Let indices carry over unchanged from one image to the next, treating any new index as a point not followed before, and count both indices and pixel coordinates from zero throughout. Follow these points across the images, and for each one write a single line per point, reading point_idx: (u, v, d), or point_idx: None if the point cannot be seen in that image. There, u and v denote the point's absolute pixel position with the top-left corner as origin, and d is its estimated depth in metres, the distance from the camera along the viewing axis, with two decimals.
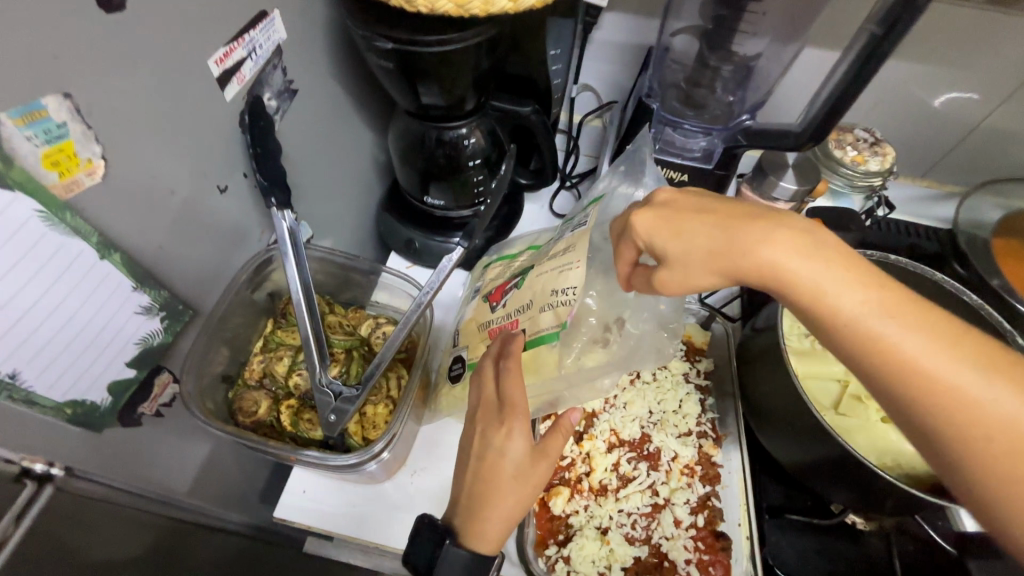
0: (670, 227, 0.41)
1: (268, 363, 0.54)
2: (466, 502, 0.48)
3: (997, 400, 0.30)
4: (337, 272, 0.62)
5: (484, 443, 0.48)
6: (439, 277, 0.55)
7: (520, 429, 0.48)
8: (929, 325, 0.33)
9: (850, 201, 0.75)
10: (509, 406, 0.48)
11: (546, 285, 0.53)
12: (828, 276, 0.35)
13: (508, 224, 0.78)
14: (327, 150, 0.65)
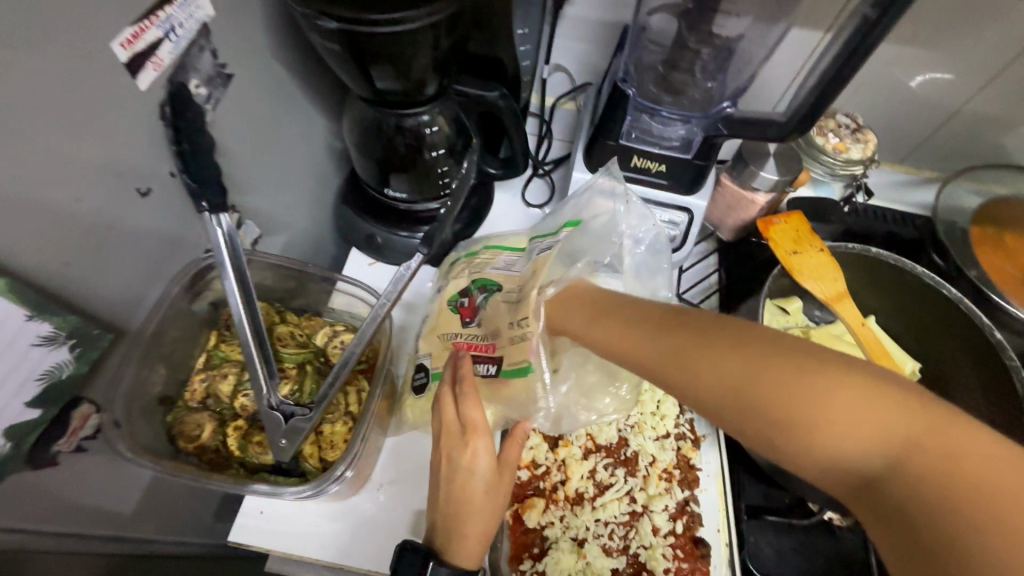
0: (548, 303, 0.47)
1: (210, 382, 0.49)
2: (440, 527, 0.46)
3: (788, 383, 0.30)
4: (287, 277, 0.56)
5: (450, 465, 0.47)
6: (396, 287, 0.50)
7: (485, 446, 0.47)
8: (726, 343, 0.34)
9: (830, 190, 0.72)
10: (470, 426, 0.47)
11: (508, 314, 0.51)
12: (637, 333, 0.38)
13: (478, 215, 0.73)
14: (273, 140, 0.59)
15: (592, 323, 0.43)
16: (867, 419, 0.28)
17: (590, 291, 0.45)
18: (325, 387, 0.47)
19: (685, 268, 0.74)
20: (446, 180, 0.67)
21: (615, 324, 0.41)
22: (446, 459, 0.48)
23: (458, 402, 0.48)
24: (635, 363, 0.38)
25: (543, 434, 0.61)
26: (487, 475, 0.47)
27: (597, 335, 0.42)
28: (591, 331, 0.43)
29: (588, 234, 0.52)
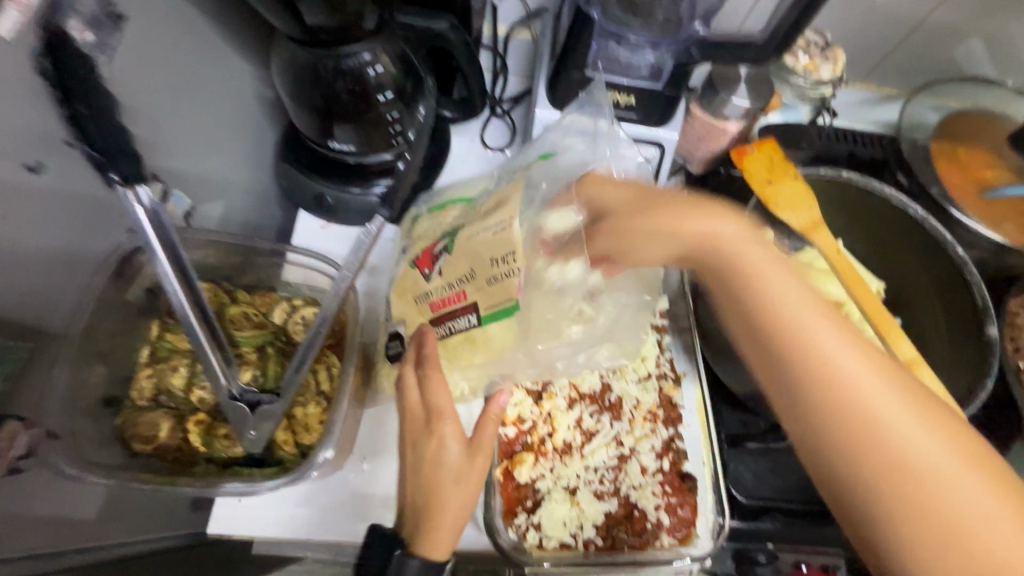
0: (702, 258, 0.46)
1: (160, 377, 0.44)
2: (413, 510, 0.48)
3: (958, 471, 0.37)
4: (229, 251, 0.50)
5: (417, 448, 0.49)
6: (357, 255, 0.44)
7: (450, 429, 0.49)
8: (936, 408, 0.40)
9: (797, 113, 0.70)
10: (436, 411, 0.49)
11: (484, 250, 0.46)
12: (787, 286, 0.43)
13: (437, 164, 0.68)
14: (188, 93, 0.51)
15: (776, 285, 0.43)
16: (1006, 542, 0.36)
17: (687, 211, 0.46)
18: (292, 369, 0.43)
19: None
20: (397, 130, 0.59)
21: (762, 266, 0.44)
22: (411, 446, 0.50)
23: (422, 386, 0.49)
24: (762, 312, 0.43)
25: (526, 390, 0.59)
26: (458, 459, 0.49)
27: (750, 274, 0.44)
28: (747, 261, 0.44)
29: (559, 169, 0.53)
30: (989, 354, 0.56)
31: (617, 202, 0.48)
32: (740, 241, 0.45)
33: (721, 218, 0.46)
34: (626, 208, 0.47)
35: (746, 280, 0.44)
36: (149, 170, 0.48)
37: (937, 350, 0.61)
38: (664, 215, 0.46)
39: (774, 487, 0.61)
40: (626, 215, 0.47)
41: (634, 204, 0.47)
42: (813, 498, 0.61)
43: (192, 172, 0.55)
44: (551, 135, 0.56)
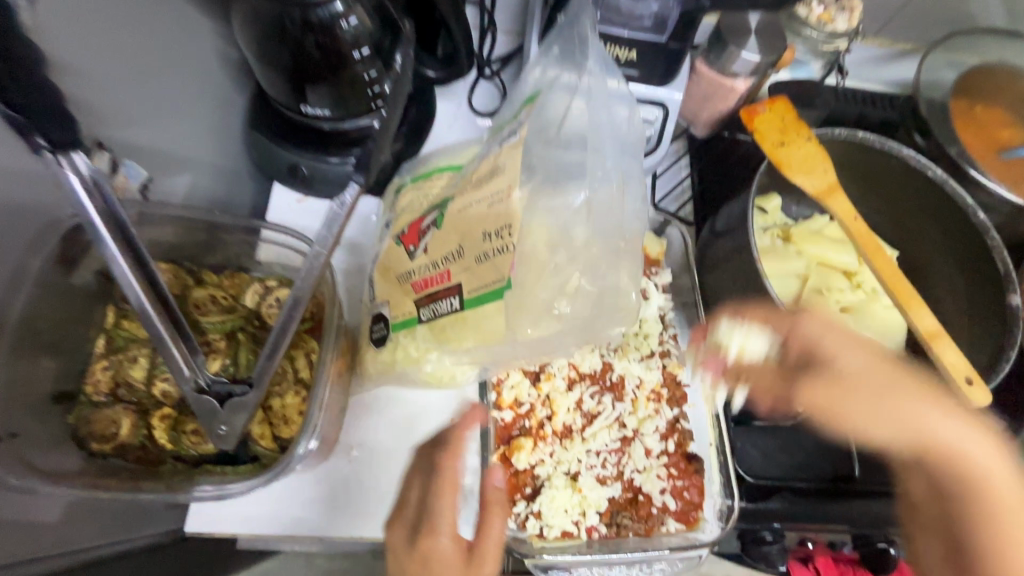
0: (871, 395, 0.45)
1: (117, 369, 0.39)
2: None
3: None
4: (188, 229, 0.45)
5: (401, 565, 0.42)
6: (330, 232, 0.38)
7: (439, 543, 0.42)
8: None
9: (809, 70, 0.66)
10: (432, 518, 0.42)
11: (475, 223, 0.40)
12: (923, 402, 0.44)
13: (422, 131, 0.62)
14: (128, 49, 0.45)
15: (932, 416, 0.44)
16: None
17: (823, 342, 0.47)
18: (263, 360, 0.38)
19: (658, 173, 0.67)
20: (376, 92, 0.54)
21: (881, 365, 0.46)
22: (392, 557, 0.43)
23: (429, 479, 0.45)
24: (885, 423, 0.45)
25: (523, 371, 0.56)
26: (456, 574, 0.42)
27: (857, 379, 0.46)
28: (907, 388, 0.45)
29: (546, 109, 0.41)
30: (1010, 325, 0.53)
31: (776, 322, 0.50)
32: (857, 344, 0.47)
33: (841, 331, 0.48)
34: (792, 327, 0.49)
35: (927, 446, 0.44)
36: (90, 138, 0.42)
37: (953, 320, 0.59)
38: (822, 331, 0.48)
39: (782, 465, 0.59)
40: (821, 332, 0.48)
41: (816, 322, 0.48)
42: (821, 475, 0.59)
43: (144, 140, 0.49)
44: (535, 73, 0.45)
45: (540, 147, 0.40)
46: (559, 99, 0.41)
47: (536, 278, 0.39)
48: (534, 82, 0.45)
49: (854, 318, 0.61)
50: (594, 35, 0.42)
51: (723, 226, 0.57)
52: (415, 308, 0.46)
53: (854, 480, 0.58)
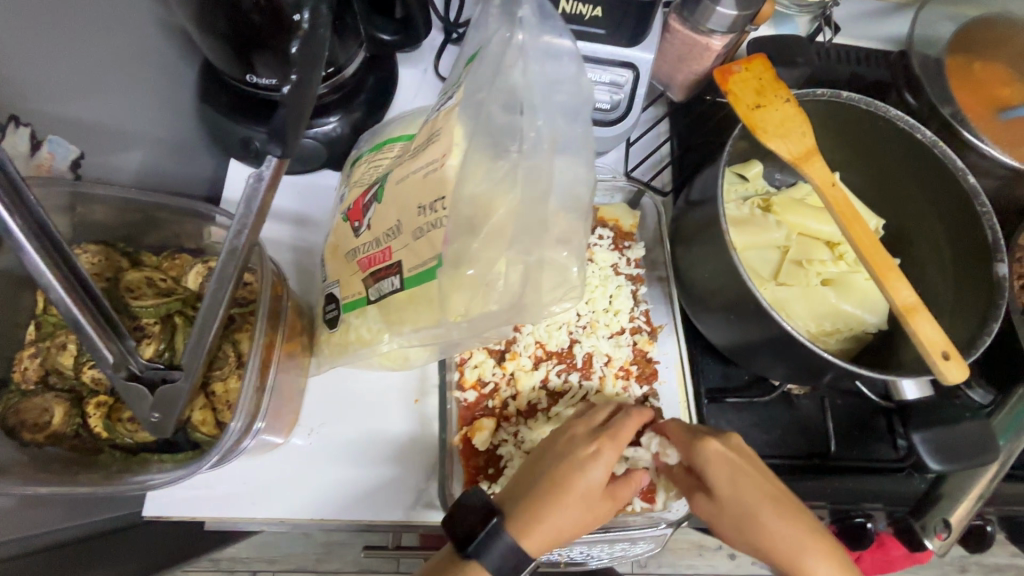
0: (732, 509, 0.47)
1: (45, 357, 0.38)
2: (521, 490, 0.45)
3: None
4: (122, 209, 0.43)
5: (567, 449, 0.46)
6: (251, 209, 0.33)
7: (608, 451, 0.46)
8: None
9: (794, 25, 0.64)
10: (613, 433, 0.47)
11: (411, 196, 0.37)
12: (787, 523, 0.46)
13: (384, 102, 0.59)
14: (37, 17, 0.42)
15: (779, 533, 0.46)
16: None
17: (716, 471, 0.47)
18: (194, 346, 0.35)
19: (632, 139, 0.64)
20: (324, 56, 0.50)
21: (773, 496, 0.47)
22: (564, 439, 0.47)
23: (618, 414, 0.49)
24: (780, 547, 0.46)
25: (487, 349, 0.54)
26: (599, 481, 0.45)
27: (747, 501, 0.46)
28: (747, 506, 0.46)
29: (484, 64, 0.37)
30: (998, 295, 0.49)
31: (680, 438, 0.49)
32: (754, 476, 0.47)
33: (744, 465, 0.47)
34: (691, 452, 0.48)
35: (768, 545, 0.46)
36: (4, 114, 0.41)
37: (943, 291, 0.56)
38: (713, 456, 0.47)
39: (755, 441, 0.58)
40: (724, 468, 0.47)
41: (712, 451, 0.47)
42: (796, 452, 0.58)
43: (68, 112, 0.47)
44: (478, 29, 0.40)
45: (473, 110, 0.36)
46: (496, 50, 0.36)
47: (472, 255, 0.34)
48: (478, 38, 0.40)
49: (835, 291, 0.59)
50: None
51: (695, 197, 0.54)
52: (363, 287, 0.44)
53: (829, 456, 0.58)
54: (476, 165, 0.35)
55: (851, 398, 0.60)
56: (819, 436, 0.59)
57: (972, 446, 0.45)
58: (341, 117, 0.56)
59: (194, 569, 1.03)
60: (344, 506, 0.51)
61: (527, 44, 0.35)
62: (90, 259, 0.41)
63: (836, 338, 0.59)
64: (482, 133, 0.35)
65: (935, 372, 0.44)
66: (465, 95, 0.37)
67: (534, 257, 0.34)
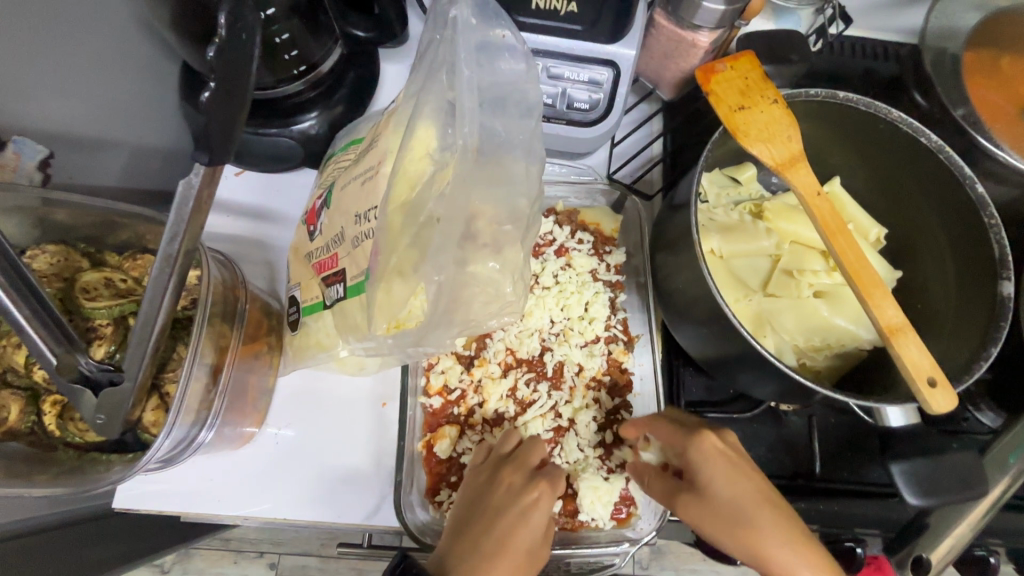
0: (723, 505, 0.45)
1: (3, 353, 0.41)
2: (466, 548, 0.45)
3: None
4: (81, 212, 0.43)
5: (506, 501, 0.46)
6: (183, 216, 0.33)
7: (545, 493, 0.46)
8: None
9: (797, 19, 0.61)
10: (549, 477, 0.47)
11: (354, 205, 0.39)
12: (779, 523, 0.44)
13: (365, 97, 0.58)
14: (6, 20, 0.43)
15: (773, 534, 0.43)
16: None
17: (711, 462, 0.45)
18: (136, 351, 0.36)
19: (618, 139, 0.61)
20: (295, 53, 0.48)
21: (766, 499, 0.45)
22: (498, 486, 0.46)
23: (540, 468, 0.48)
24: (769, 558, 0.43)
25: (455, 355, 0.53)
26: (537, 529, 0.46)
27: (739, 498, 0.44)
28: (743, 503, 0.44)
29: (423, 71, 0.38)
30: (1000, 317, 0.45)
31: (670, 437, 0.47)
32: (749, 473, 0.45)
33: (740, 464, 0.45)
34: (687, 450, 0.45)
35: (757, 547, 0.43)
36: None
37: (940, 306, 0.53)
38: (709, 446, 0.45)
39: None
40: (724, 469, 0.45)
41: (713, 449, 0.45)
42: (781, 472, 0.55)
43: (41, 113, 0.48)
44: (425, 33, 0.40)
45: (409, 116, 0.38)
46: (435, 56, 0.38)
47: (403, 273, 0.37)
48: (423, 41, 0.40)
49: (827, 304, 0.55)
50: None
51: (678, 200, 0.50)
52: (319, 292, 0.43)
53: (814, 477, 0.54)
54: (412, 167, 0.36)
55: (844, 416, 0.57)
56: (806, 456, 0.55)
57: (956, 478, 0.43)
58: (320, 113, 0.54)
59: (205, 548, 1.07)
60: (302, 508, 0.50)
61: (461, 49, 0.36)
62: (47, 260, 0.43)
63: (825, 354, 0.55)
64: (409, 138, 0.36)
65: (919, 400, 0.41)
66: (404, 101, 0.39)
67: (449, 272, 0.36)
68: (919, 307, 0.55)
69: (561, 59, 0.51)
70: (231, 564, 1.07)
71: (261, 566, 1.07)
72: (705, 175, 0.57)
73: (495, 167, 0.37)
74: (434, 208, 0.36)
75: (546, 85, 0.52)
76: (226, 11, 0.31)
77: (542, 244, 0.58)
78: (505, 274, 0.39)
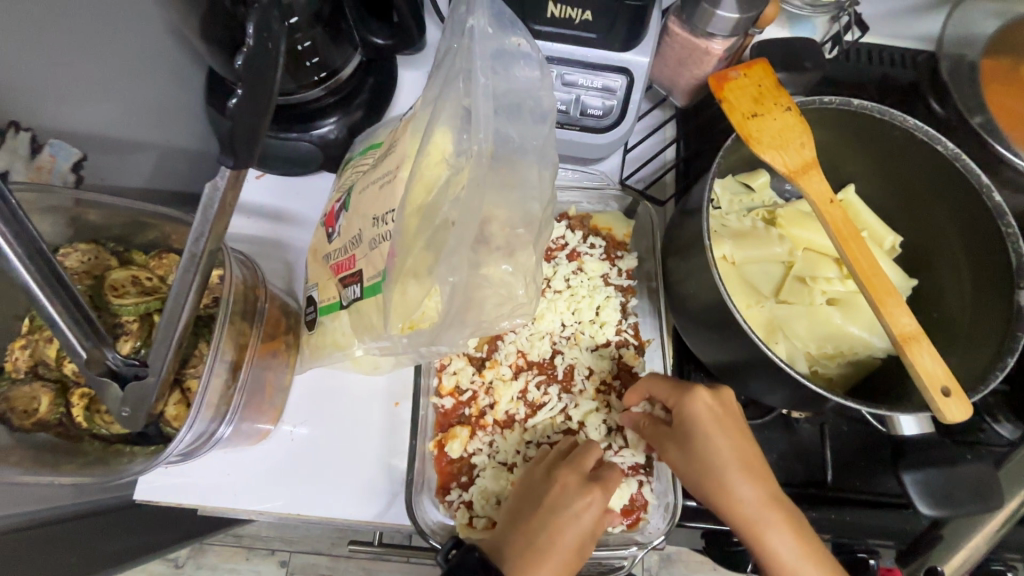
0: (700, 454, 0.47)
1: (35, 347, 0.43)
2: (518, 539, 0.47)
3: None
4: (112, 214, 0.45)
5: (559, 501, 0.47)
6: (208, 218, 0.34)
7: (598, 496, 0.47)
8: None
9: (812, 26, 0.62)
10: (605, 481, 0.48)
11: (371, 208, 0.40)
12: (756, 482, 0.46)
13: (383, 103, 0.59)
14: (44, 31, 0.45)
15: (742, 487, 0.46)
16: None
17: (697, 418, 0.47)
18: (161, 347, 0.37)
19: (631, 145, 0.62)
20: (316, 61, 0.50)
21: (748, 459, 0.47)
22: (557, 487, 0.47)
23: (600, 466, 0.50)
24: (750, 514, 0.45)
25: (468, 356, 0.54)
26: (587, 526, 0.47)
27: (720, 451, 0.47)
28: (722, 455, 0.46)
29: (439, 78, 0.39)
30: (1017, 327, 0.45)
31: (665, 393, 0.49)
32: (735, 433, 0.47)
33: (729, 425, 0.47)
34: (679, 405, 0.48)
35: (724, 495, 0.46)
36: (5, 120, 0.44)
37: (956, 315, 0.52)
38: (696, 399, 0.47)
39: None
40: (710, 423, 0.47)
41: (700, 407, 0.47)
42: (792, 479, 0.54)
43: (75, 117, 0.50)
44: (442, 41, 0.41)
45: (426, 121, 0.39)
46: (450, 63, 0.39)
47: (417, 275, 0.38)
48: (440, 48, 0.42)
49: (840, 311, 0.55)
50: None
51: (691, 206, 0.50)
52: (336, 292, 0.45)
53: (826, 486, 0.54)
54: (429, 172, 0.37)
55: (857, 425, 0.56)
56: (818, 464, 0.55)
57: (969, 490, 0.43)
58: (339, 119, 0.56)
59: (219, 544, 1.09)
60: (316, 503, 0.51)
61: (477, 56, 0.37)
62: (79, 258, 0.44)
63: (838, 362, 0.55)
64: (426, 143, 0.37)
65: (934, 408, 0.41)
66: (421, 107, 0.40)
67: (463, 275, 0.37)
68: (936, 317, 0.55)
69: (575, 67, 0.52)
70: (244, 560, 1.08)
71: (273, 564, 1.08)
72: (718, 182, 0.57)
73: (508, 171, 0.38)
74: (449, 212, 0.37)
75: (560, 92, 0.53)
76: (253, 21, 0.32)
77: (554, 249, 0.58)
78: (517, 278, 0.40)
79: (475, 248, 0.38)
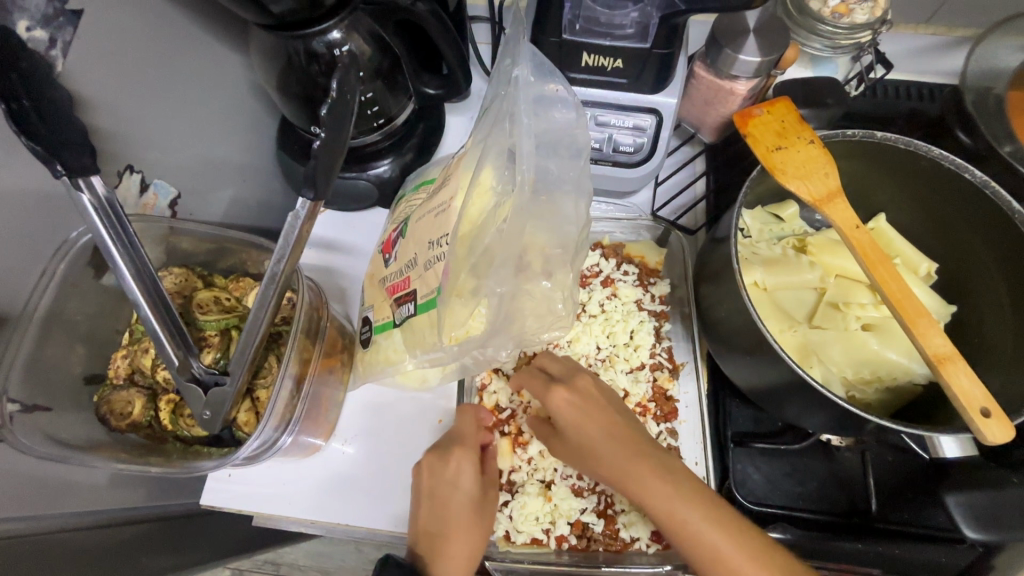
0: (576, 447, 0.51)
1: (133, 358, 0.49)
2: (425, 539, 0.51)
3: None
4: (201, 240, 0.52)
5: (433, 480, 0.51)
6: (289, 241, 0.40)
7: (467, 459, 0.52)
8: None
9: (834, 66, 0.65)
10: (461, 440, 0.53)
11: (426, 233, 0.45)
12: (625, 455, 0.49)
13: (432, 145, 0.66)
14: (158, 86, 0.54)
15: (649, 484, 0.47)
16: None
17: (553, 403, 0.51)
18: (241, 349, 0.42)
19: (662, 179, 0.66)
20: (377, 110, 0.57)
21: (608, 428, 0.51)
22: (428, 469, 0.51)
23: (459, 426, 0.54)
24: (671, 520, 0.46)
25: (507, 376, 0.58)
26: (470, 488, 0.52)
27: (591, 440, 0.50)
28: (589, 437, 0.50)
29: (490, 118, 0.45)
30: None
31: (533, 384, 0.54)
32: (603, 418, 0.51)
33: (589, 404, 0.51)
34: (542, 399, 0.52)
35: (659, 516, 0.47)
36: (123, 163, 0.52)
37: (1002, 342, 0.52)
38: (552, 396, 0.51)
39: (787, 494, 0.54)
40: (572, 413, 0.51)
41: (562, 399, 0.51)
42: (835, 508, 0.53)
43: (174, 161, 0.58)
44: (493, 85, 0.47)
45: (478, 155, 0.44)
46: (500, 105, 0.44)
47: (466, 296, 0.42)
48: (491, 91, 0.47)
49: (876, 337, 0.55)
50: (525, 36, 0.43)
51: (720, 234, 0.53)
52: (390, 311, 0.49)
53: (870, 516, 0.53)
54: (478, 200, 0.42)
55: (901, 455, 0.55)
56: (861, 494, 0.54)
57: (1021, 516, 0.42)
58: (392, 161, 0.62)
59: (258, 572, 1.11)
60: (364, 513, 0.55)
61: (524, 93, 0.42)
62: (172, 279, 0.51)
63: (876, 388, 0.55)
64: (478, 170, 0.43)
65: (974, 430, 0.41)
66: (473, 142, 0.46)
67: (510, 286, 0.41)
68: (978, 343, 0.54)
69: (607, 109, 0.57)
70: None
71: None
72: (747, 211, 0.60)
73: (548, 202, 0.43)
74: (493, 235, 0.40)
75: (594, 131, 0.57)
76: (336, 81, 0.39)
77: (589, 276, 0.61)
78: (557, 293, 0.44)
79: (517, 274, 0.42)
